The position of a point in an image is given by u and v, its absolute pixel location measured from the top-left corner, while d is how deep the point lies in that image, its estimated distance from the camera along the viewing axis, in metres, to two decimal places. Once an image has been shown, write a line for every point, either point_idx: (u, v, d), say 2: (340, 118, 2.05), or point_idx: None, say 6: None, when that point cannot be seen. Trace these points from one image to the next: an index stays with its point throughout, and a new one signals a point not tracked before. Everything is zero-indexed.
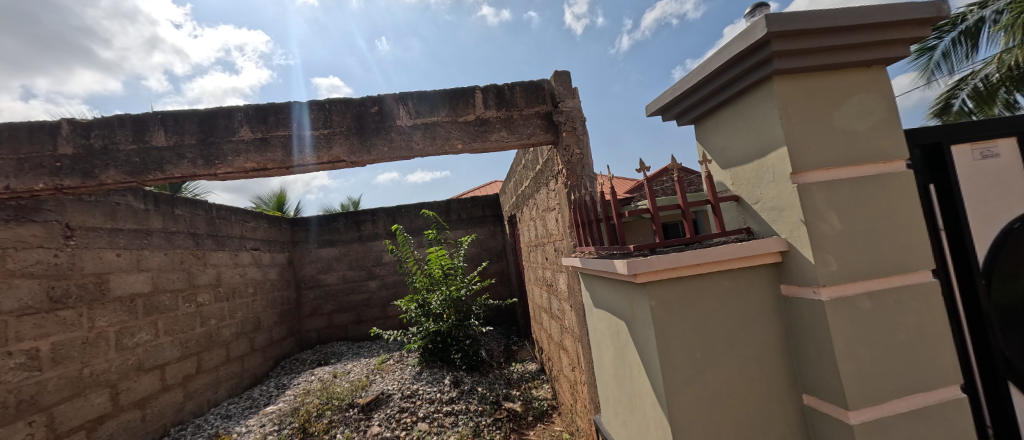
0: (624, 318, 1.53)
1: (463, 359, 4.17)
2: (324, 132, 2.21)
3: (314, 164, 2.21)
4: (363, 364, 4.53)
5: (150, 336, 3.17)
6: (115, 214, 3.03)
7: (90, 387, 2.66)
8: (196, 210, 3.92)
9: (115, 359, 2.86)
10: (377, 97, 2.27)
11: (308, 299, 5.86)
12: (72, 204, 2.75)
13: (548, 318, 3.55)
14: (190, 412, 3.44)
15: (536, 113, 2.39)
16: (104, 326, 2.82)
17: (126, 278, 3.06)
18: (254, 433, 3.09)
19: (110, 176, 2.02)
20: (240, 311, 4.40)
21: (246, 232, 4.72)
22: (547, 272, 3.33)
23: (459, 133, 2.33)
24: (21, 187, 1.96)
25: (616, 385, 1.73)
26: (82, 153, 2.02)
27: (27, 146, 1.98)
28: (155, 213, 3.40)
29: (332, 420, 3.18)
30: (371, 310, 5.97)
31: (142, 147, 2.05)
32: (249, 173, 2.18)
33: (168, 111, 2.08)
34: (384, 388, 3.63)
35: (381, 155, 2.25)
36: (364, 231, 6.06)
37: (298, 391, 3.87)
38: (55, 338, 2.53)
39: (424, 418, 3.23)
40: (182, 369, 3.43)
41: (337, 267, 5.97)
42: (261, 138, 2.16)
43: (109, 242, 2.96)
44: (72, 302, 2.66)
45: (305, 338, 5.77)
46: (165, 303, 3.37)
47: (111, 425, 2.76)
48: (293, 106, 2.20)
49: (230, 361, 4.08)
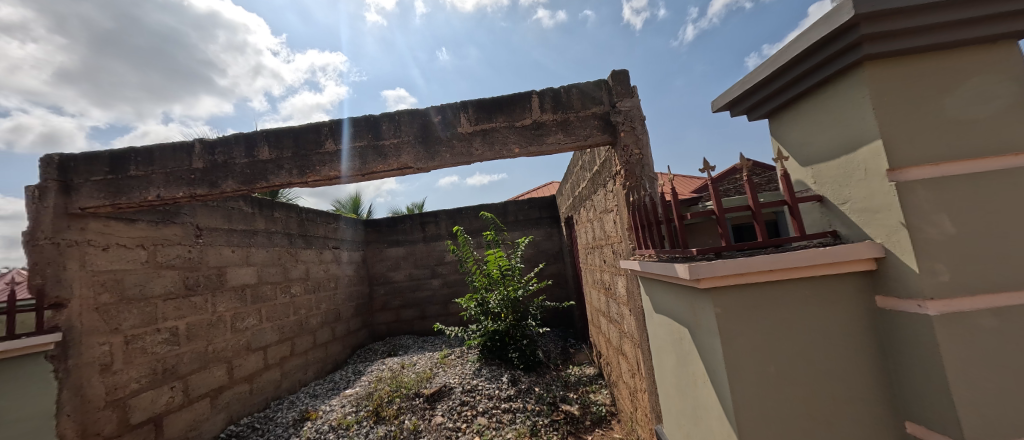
0: (686, 324, 1.46)
1: (520, 359, 4.24)
2: (394, 142, 2.42)
3: (386, 171, 2.43)
4: (427, 357, 4.81)
5: (255, 321, 3.69)
6: (230, 217, 3.59)
7: (212, 362, 3.17)
8: (289, 213, 4.48)
9: (230, 339, 3.38)
10: (441, 107, 2.43)
11: (379, 294, 6.38)
12: (201, 209, 3.30)
13: (605, 323, 3.48)
14: (285, 389, 3.94)
15: (593, 113, 2.37)
16: (222, 311, 3.35)
17: (238, 271, 3.61)
18: (336, 412, 3.45)
19: (227, 186, 2.41)
20: (324, 303, 4.94)
21: (328, 232, 5.29)
22: (605, 276, 3.27)
23: (516, 138, 2.40)
24: (167, 195, 2.42)
25: (677, 394, 1.66)
26: (208, 167, 2.43)
27: (170, 162, 2.43)
28: (259, 216, 3.97)
29: (401, 407, 3.43)
30: (434, 306, 6.33)
31: (250, 160, 2.42)
32: (333, 180, 2.45)
33: (270, 129, 2.43)
34: (447, 381, 3.84)
35: (444, 161, 2.41)
36: (427, 232, 6.44)
37: (371, 378, 4.23)
38: (189, 319, 3.06)
39: (483, 413, 3.34)
40: (279, 351, 3.95)
41: (404, 265, 6.41)
42: (341, 150, 2.42)
43: (226, 241, 3.51)
44: (200, 290, 3.19)
45: (376, 330, 6.28)
46: (266, 293, 3.91)
47: (227, 395, 3.27)
48: (369, 120, 2.44)
49: (316, 347, 4.60)
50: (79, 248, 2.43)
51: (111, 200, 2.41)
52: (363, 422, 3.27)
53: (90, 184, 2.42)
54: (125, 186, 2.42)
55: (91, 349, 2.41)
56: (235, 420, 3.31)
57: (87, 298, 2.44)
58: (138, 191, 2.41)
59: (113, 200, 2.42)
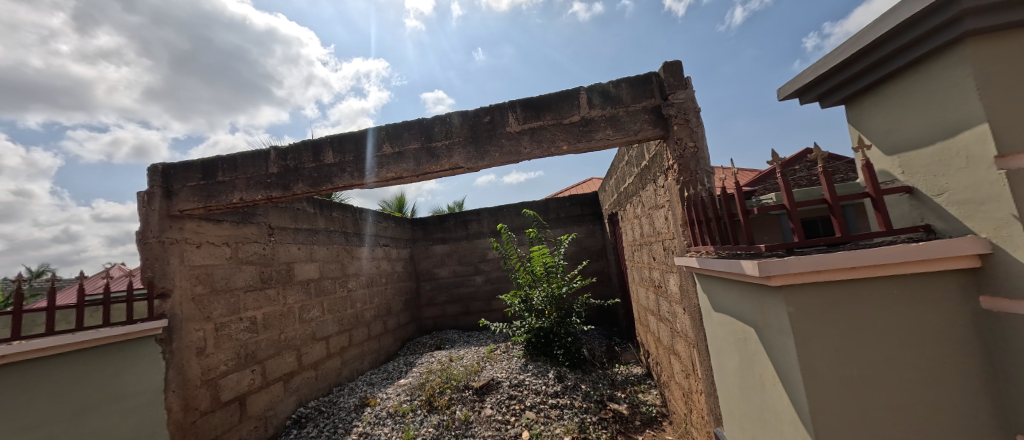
0: (752, 323, 1.41)
1: (566, 356, 4.24)
2: (445, 143, 2.51)
3: (438, 171, 2.53)
4: (474, 351, 4.95)
5: (318, 313, 3.99)
6: (296, 217, 3.90)
7: (284, 349, 3.48)
8: (345, 213, 4.79)
9: (299, 329, 3.69)
10: (490, 107, 2.49)
11: (425, 289, 6.64)
12: (273, 210, 3.61)
13: (655, 321, 3.40)
14: (345, 377, 4.23)
15: (643, 107, 2.32)
16: (291, 303, 3.66)
17: (304, 267, 3.92)
18: (392, 400, 3.67)
19: (297, 188, 2.63)
20: (377, 297, 5.24)
21: (379, 231, 5.58)
22: (655, 273, 3.19)
23: (564, 135, 2.40)
24: (248, 198, 2.68)
25: (741, 396, 1.60)
26: (281, 171, 2.67)
27: (250, 168, 2.70)
28: (320, 216, 4.27)
29: (452, 398, 3.57)
30: (478, 302, 6.48)
31: (317, 164, 2.62)
32: (390, 181, 2.60)
33: (333, 135, 2.62)
34: (494, 375, 3.93)
35: (493, 160, 2.47)
36: (470, 230, 6.60)
37: (422, 369, 4.43)
38: (265, 309, 3.38)
39: (531, 408, 3.39)
40: (340, 341, 4.25)
41: (448, 262, 6.62)
42: (397, 153, 2.56)
43: (293, 239, 3.82)
44: (273, 284, 3.51)
45: (423, 324, 6.54)
46: (327, 287, 4.22)
47: (297, 380, 3.58)
48: (422, 124, 2.55)
49: (370, 339, 4.89)
50: (178, 245, 2.75)
51: (203, 203, 2.72)
52: (417, 410, 3.45)
53: (186, 190, 2.74)
54: (214, 190, 2.71)
55: (189, 334, 2.73)
56: (303, 403, 3.62)
57: (186, 288, 2.76)
58: (224, 194, 2.70)
59: (204, 203, 2.72)
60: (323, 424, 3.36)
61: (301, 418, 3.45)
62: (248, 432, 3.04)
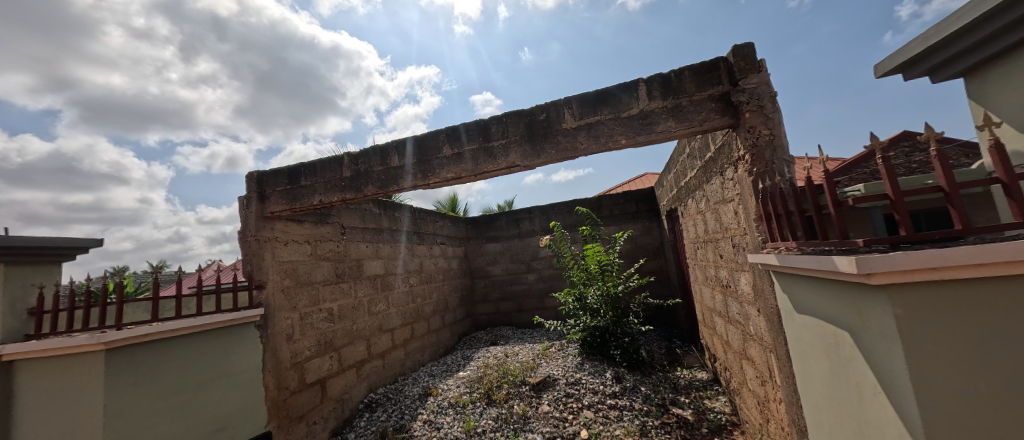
0: (847, 327, 1.27)
1: (623, 356, 4.13)
2: (502, 142, 2.57)
3: (495, 170, 2.60)
4: (529, 348, 5.00)
5: (384, 307, 4.28)
6: (364, 217, 4.21)
7: (356, 339, 3.79)
8: (406, 213, 5.07)
9: (368, 320, 3.99)
10: (545, 105, 2.50)
11: (479, 286, 6.82)
12: (345, 211, 3.93)
13: (723, 323, 3.19)
14: (409, 367, 4.50)
15: (710, 95, 2.19)
16: (361, 297, 3.97)
17: (371, 264, 4.22)
18: (453, 391, 3.83)
19: (368, 190, 2.84)
20: (435, 293, 5.49)
21: (436, 229, 5.84)
22: (722, 272, 3.00)
23: (623, 128, 2.34)
24: (326, 199, 2.95)
25: (833, 406, 1.45)
26: (353, 175, 2.90)
27: (327, 173, 2.97)
28: (384, 216, 4.58)
29: (509, 392, 3.64)
30: (531, 300, 6.52)
31: (385, 167, 2.81)
32: (450, 181, 2.71)
33: (397, 140, 2.80)
34: (551, 372, 3.95)
35: (550, 157, 2.48)
36: (522, 228, 6.66)
37: (479, 363, 4.57)
38: (339, 302, 3.69)
39: (589, 407, 3.35)
40: (403, 333, 4.52)
41: (501, 259, 6.74)
42: (456, 153, 2.66)
43: (362, 237, 4.14)
44: (346, 278, 3.82)
45: (478, 320, 6.73)
46: (392, 283, 4.51)
47: (367, 368, 3.88)
48: (479, 125, 2.63)
49: (430, 333, 5.14)
50: (270, 243, 3.10)
51: (289, 205, 3.04)
52: (476, 402, 3.58)
53: (275, 194, 3.09)
54: (298, 194, 3.02)
55: (280, 321, 3.06)
56: (373, 389, 3.91)
57: (277, 281, 3.10)
58: (306, 197, 3.00)
59: (290, 206, 3.04)
60: (391, 410, 3.61)
61: (372, 403, 3.74)
62: (328, 412, 3.35)
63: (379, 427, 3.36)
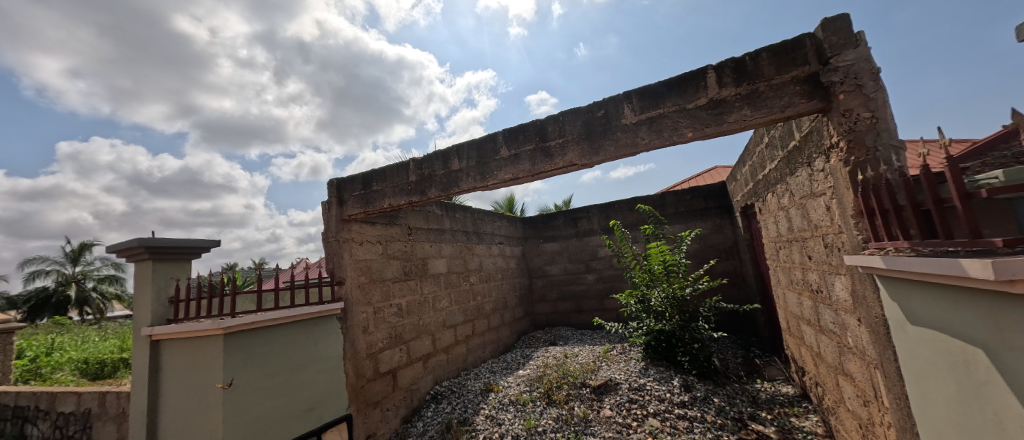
0: (981, 344, 1.06)
1: (693, 364, 3.86)
2: (559, 142, 2.55)
3: (553, 170, 2.59)
4: (589, 350, 4.90)
5: (447, 304, 4.49)
6: (428, 218, 4.45)
7: (423, 333, 4.02)
8: (466, 214, 5.26)
9: (433, 316, 4.21)
10: (603, 101, 2.44)
11: (537, 286, 6.84)
12: (411, 213, 4.19)
13: (813, 333, 2.85)
14: (470, 363, 4.67)
15: (793, 77, 1.96)
16: (426, 294, 4.20)
17: (435, 262, 4.45)
18: (513, 388, 3.89)
19: (431, 193, 3.00)
20: (495, 291, 5.61)
21: (495, 229, 5.98)
22: (811, 275, 2.68)
23: (689, 120, 2.19)
24: (395, 202, 3.17)
25: (960, 436, 1.22)
26: (418, 179, 3.08)
27: (395, 177, 3.19)
28: (446, 217, 4.79)
29: (570, 394, 3.60)
30: (590, 301, 6.39)
31: (446, 171, 2.94)
32: (508, 182, 2.75)
33: (458, 144, 2.91)
34: (613, 376, 3.84)
35: (609, 155, 2.41)
36: (581, 227, 6.54)
37: (539, 362, 4.59)
38: (408, 298, 3.94)
39: (655, 415, 3.19)
40: (465, 330, 4.71)
41: (559, 259, 6.68)
42: (514, 154, 2.70)
43: (426, 237, 4.37)
44: (413, 276, 4.07)
45: (537, 319, 6.76)
46: (454, 281, 4.70)
47: (433, 361, 4.10)
48: (536, 125, 2.64)
49: (490, 330, 5.28)
50: (348, 243, 3.41)
51: (364, 209, 3.31)
52: (537, 401, 3.60)
53: (351, 199, 3.39)
54: (372, 197, 3.28)
55: (357, 314, 3.36)
56: (438, 382, 4.12)
57: (354, 277, 3.40)
58: (378, 201, 3.25)
59: (364, 209, 3.32)
60: (456, 403, 3.77)
61: (438, 395, 3.95)
62: (399, 400, 3.60)
63: (445, 418, 3.53)
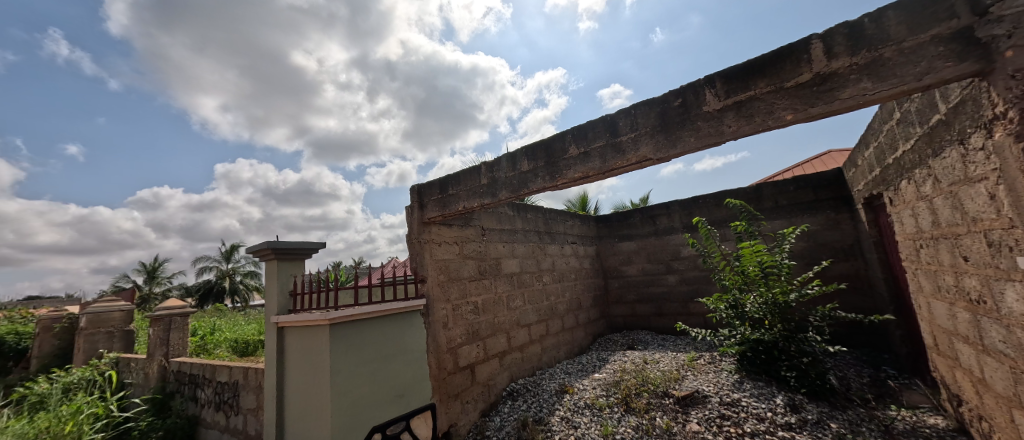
0: None
1: (801, 381, 3.36)
2: (631, 136, 2.42)
3: (625, 166, 2.47)
4: (672, 357, 4.57)
5: (521, 303, 4.56)
6: (500, 219, 4.57)
7: (498, 331, 4.15)
8: (538, 214, 5.28)
9: (507, 315, 4.32)
10: (681, 89, 2.25)
11: (613, 287, 6.57)
12: (484, 214, 4.34)
13: (972, 353, 2.27)
14: (545, 363, 4.69)
15: (933, 36, 1.59)
16: (500, 292, 4.32)
17: (508, 261, 4.55)
18: (589, 392, 3.81)
19: (503, 195, 3.07)
20: (568, 291, 5.54)
21: (567, 229, 5.90)
22: (968, 281, 2.14)
23: (788, 100, 1.91)
24: (469, 205, 3.31)
25: None
26: (489, 182, 3.18)
27: (468, 181, 3.34)
28: (517, 217, 4.87)
29: (650, 403, 3.40)
30: (673, 304, 5.95)
31: (516, 172, 2.98)
32: (577, 181, 2.70)
33: (527, 146, 2.93)
34: (700, 387, 3.52)
35: (688, 147, 2.21)
36: (660, 225, 6.14)
37: (616, 367, 4.41)
38: (483, 296, 4.09)
39: (752, 435, 2.85)
40: (539, 329, 4.74)
41: (636, 259, 6.35)
42: (583, 152, 2.63)
43: (499, 238, 4.49)
44: (487, 276, 4.22)
45: (614, 322, 6.51)
46: (527, 280, 4.76)
47: (508, 359, 4.20)
48: (606, 120, 2.54)
49: (564, 331, 5.23)
50: (429, 244, 3.65)
51: (441, 212, 3.52)
52: (614, 407, 3.46)
53: (430, 202, 3.63)
54: (448, 201, 3.48)
55: (437, 311, 3.59)
56: (514, 379, 4.22)
57: (434, 276, 3.63)
58: (453, 204, 3.43)
59: (442, 212, 3.53)
60: (531, 401, 3.81)
61: (514, 392, 4.04)
62: (477, 394, 3.75)
63: (521, 415, 3.59)
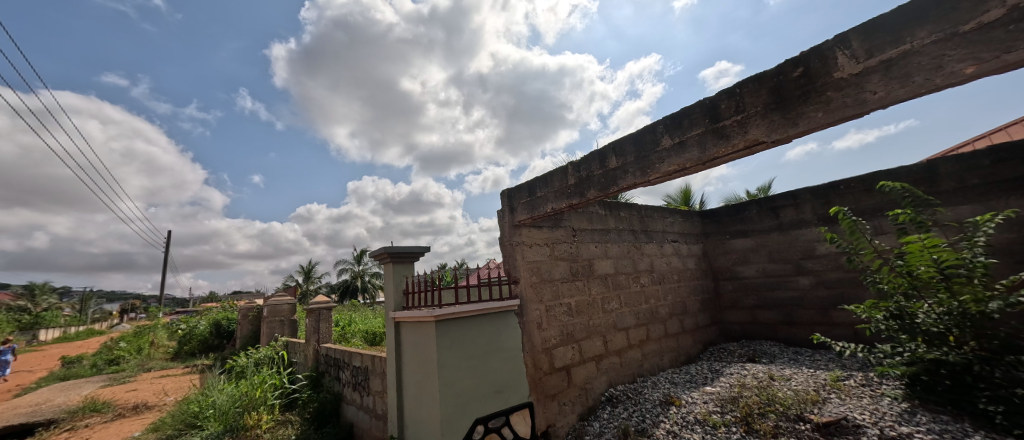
0: None
1: (1011, 419, 2.43)
2: (737, 119, 2.13)
3: (731, 153, 2.18)
4: (808, 375, 3.86)
5: (617, 306, 4.37)
6: (591, 219, 4.46)
7: (593, 333, 4.05)
8: (632, 212, 5.00)
9: (602, 317, 4.18)
10: (801, 57, 1.91)
11: (726, 290, 5.84)
12: (574, 215, 4.28)
13: None
14: (647, 370, 4.43)
15: None
16: (594, 294, 4.22)
17: (602, 262, 4.41)
18: (700, 406, 3.45)
19: (591, 194, 2.99)
20: (671, 294, 5.12)
21: (666, 226, 5.45)
22: None
23: (966, 48, 1.46)
24: (557, 206, 3.32)
25: None
26: (577, 181, 3.13)
27: (556, 182, 3.34)
28: (610, 216, 4.69)
29: (779, 426, 2.93)
30: (807, 311, 5.03)
31: (604, 170, 2.88)
32: (673, 174, 2.48)
33: (615, 141, 2.81)
34: (848, 414, 2.90)
35: (814, 124, 1.86)
36: (784, 218, 5.27)
37: (733, 381, 3.90)
38: (576, 297, 4.04)
39: None
40: (638, 333, 4.49)
41: (755, 259, 5.55)
42: (678, 142, 2.40)
43: (591, 238, 4.38)
44: (580, 277, 4.15)
45: (729, 329, 5.78)
46: (622, 282, 4.54)
47: (605, 363, 4.07)
48: (705, 104, 2.29)
49: (668, 337, 4.85)
50: (520, 246, 3.74)
51: (531, 214, 3.59)
52: (732, 426, 3.07)
53: (520, 206, 3.73)
54: (537, 203, 3.53)
55: (531, 312, 3.62)
56: (612, 385, 4.07)
57: (527, 277, 3.70)
58: (542, 206, 3.47)
59: (531, 214, 3.59)
60: (632, 410, 3.62)
61: (613, 398, 3.89)
62: (575, 397, 3.71)
63: (621, 423, 3.44)
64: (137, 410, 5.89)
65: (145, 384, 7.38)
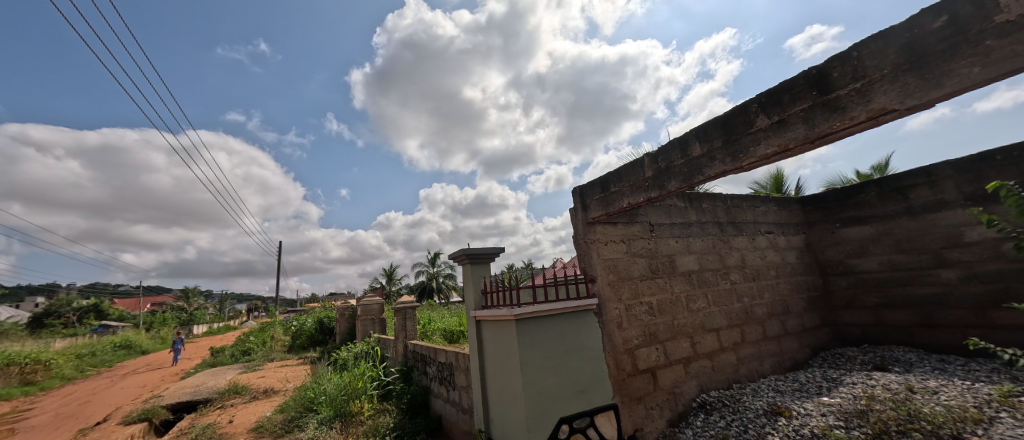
0: None
1: None
2: (855, 88, 1.84)
3: (847, 127, 1.89)
4: (963, 388, 3.17)
5: (704, 304, 4.05)
6: (670, 212, 4.18)
7: (679, 334, 3.80)
8: (716, 203, 4.59)
9: (688, 317, 3.90)
10: (945, 3, 1.59)
11: (838, 287, 5.05)
12: (651, 209, 4.05)
13: None
14: (744, 375, 4.03)
15: None
16: (677, 293, 3.95)
17: (684, 258, 4.12)
18: (817, 419, 3.03)
19: (672, 186, 2.80)
20: (768, 292, 4.60)
21: (758, 216, 4.90)
22: None
23: None
24: (634, 200, 3.18)
25: None
26: (656, 173, 2.96)
27: (631, 176, 3.20)
28: (691, 209, 4.36)
29: None
30: (953, 311, 4.17)
31: (686, 159, 2.68)
32: (772, 157, 2.22)
33: (698, 126, 2.60)
34: None
35: (968, 82, 1.53)
36: (915, 200, 4.43)
37: (857, 392, 3.36)
38: (658, 296, 3.82)
39: None
40: (732, 335, 4.11)
41: (876, 250, 4.74)
42: (778, 120, 2.14)
43: (670, 233, 4.12)
44: (660, 274, 3.92)
45: (844, 332, 5.00)
46: (709, 278, 4.20)
47: (695, 366, 3.79)
48: (811, 74, 2.02)
49: (767, 340, 4.35)
50: (595, 243, 3.64)
51: (605, 210, 3.49)
52: None
53: (593, 202, 3.63)
54: (612, 199, 3.42)
55: (610, 311, 3.51)
56: (705, 390, 3.77)
57: (604, 276, 3.59)
58: (618, 201, 3.35)
59: (606, 211, 3.49)
60: (731, 418, 3.31)
61: (707, 404, 3.60)
62: (663, 401, 3.51)
63: (719, 432, 3.17)
64: (267, 393, 6.95)
65: (271, 372, 8.67)
